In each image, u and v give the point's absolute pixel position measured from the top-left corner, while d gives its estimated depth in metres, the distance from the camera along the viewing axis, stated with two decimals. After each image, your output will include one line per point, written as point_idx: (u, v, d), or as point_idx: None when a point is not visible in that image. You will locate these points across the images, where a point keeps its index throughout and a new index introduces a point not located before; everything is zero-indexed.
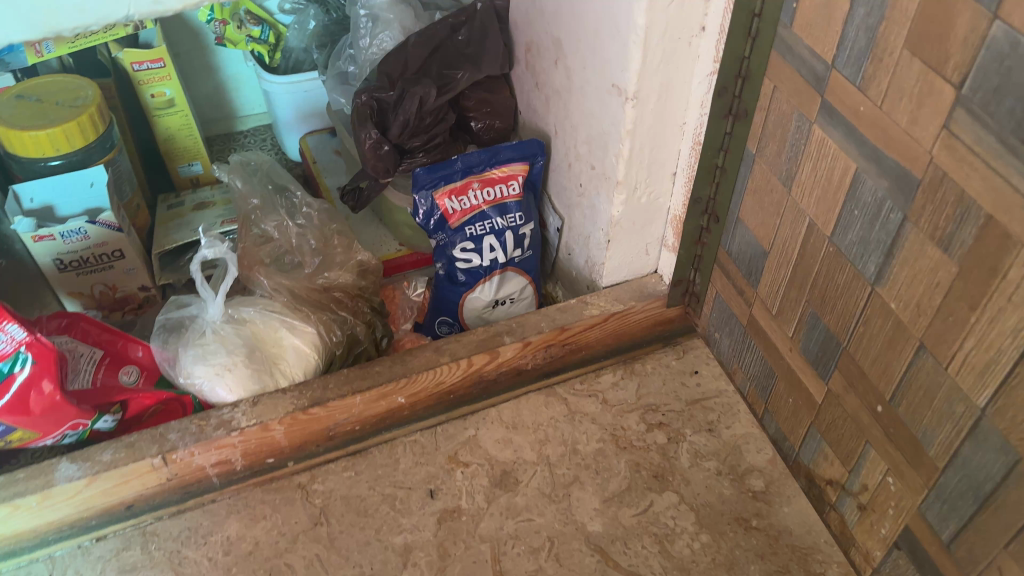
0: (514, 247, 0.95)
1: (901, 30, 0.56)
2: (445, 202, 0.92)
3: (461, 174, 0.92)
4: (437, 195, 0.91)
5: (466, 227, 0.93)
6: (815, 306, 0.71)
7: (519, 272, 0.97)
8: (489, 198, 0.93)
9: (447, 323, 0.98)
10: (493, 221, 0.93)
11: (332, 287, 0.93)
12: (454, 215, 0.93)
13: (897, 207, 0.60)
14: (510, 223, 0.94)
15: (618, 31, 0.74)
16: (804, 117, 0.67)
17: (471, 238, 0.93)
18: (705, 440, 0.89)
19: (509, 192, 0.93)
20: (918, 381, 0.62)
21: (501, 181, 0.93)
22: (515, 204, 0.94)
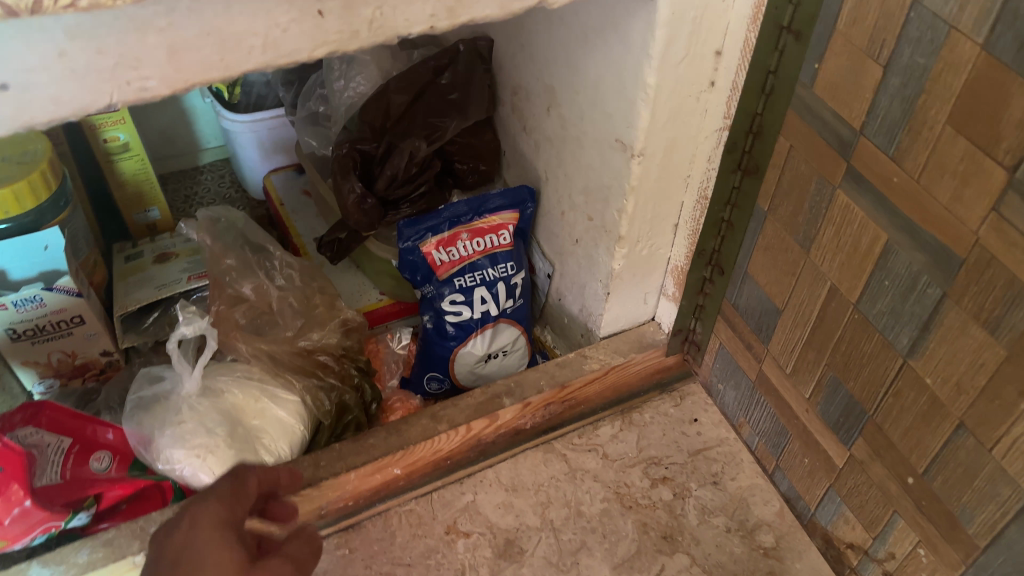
0: (506, 298, 0.90)
1: (944, 106, 0.53)
2: (432, 253, 0.87)
3: (448, 224, 0.87)
4: (425, 247, 0.87)
5: (456, 279, 0.88)
6: (837, 371, 0.69)
7: (511, 323, 0.92)
8: (479, 248, 0.88)
9: (438, 381, 0.92)
10: (484, 271, 0.89)
11: (315, 347, 0.88)
12: (442, 267, 0.88)
13: (936, 283, 0.57)
14: (502, 273, 0.89)
15: (623, 87, 0.69)
16: (825, 180, 0.65)
17: (461, 290, 0.89)
18: (711, 494, 0.87)
19: (499, 242, 0.89)
20: (957, 459, 0.60)
21: (491, 231, 0.88)
22: (506, 253, 0.89)
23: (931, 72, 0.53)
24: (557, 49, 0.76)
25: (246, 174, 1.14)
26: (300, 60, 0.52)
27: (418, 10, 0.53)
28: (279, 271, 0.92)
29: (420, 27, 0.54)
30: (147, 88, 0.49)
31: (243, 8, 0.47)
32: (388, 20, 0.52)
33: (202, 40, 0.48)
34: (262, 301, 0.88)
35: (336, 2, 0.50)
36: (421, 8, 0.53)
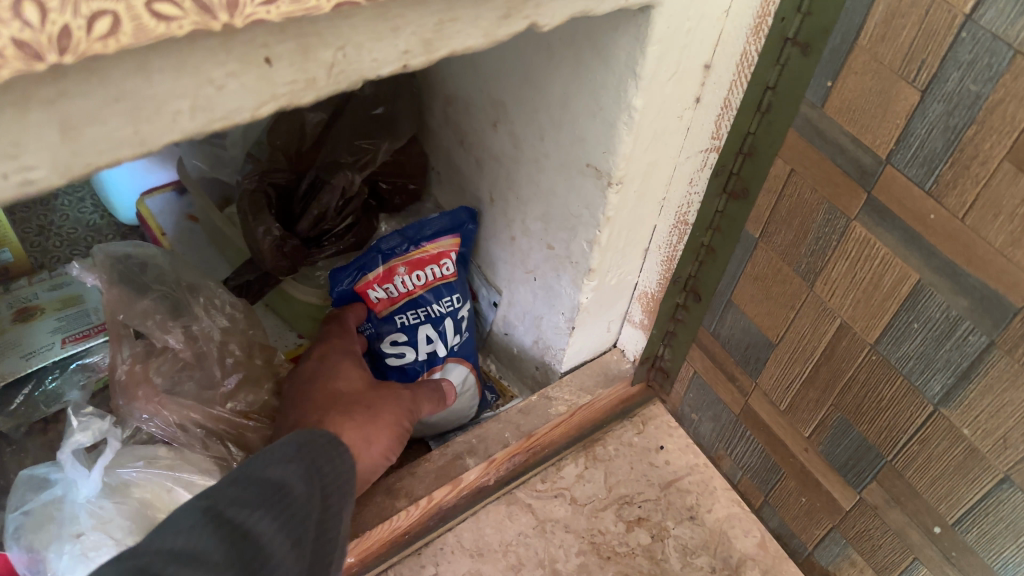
0: (455, 334, 0.81)
1: (1003, 140, 0.46)
2: (367, 292, 0.77)
3: (380, 259, 0.76)
4: (358, 286, 0.76)
5: (397, 316, 0.79)
6: (846, 412, 0.64)
7: (459, 360, 0.82)
8: (421, 282, 0.78)
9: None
10: (428, 307, 0.79)
11: (248, 412, 0.77)
12: (380, 303, 0.78)
13: (981, 330, 0.51)
14: (448, 308, 0.80)
15: (599, 108, 0.59)
16: (837, 211, 0.58)
17: (403, 328, 0.79)
18: (690, 531, 0.80)
19: (442, 272, 0.79)
20: (999, 513, 0.54)
21: (432, 262, 0.78)
22: (449, 285, 0.79)
23: (987, 101, 0.46)
24: (511, 60, 0.65)
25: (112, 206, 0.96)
26: (242, 121, 0.39)
27: (390, 46, 0.41)
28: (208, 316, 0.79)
29: (390, 66, 0.42)
30: (32, 179, 0.34)
31: (165, 64, 0.34)
32: (352, 62, 0.40)
33: (107, 109, 0.34)
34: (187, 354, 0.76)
35: (288, 44, 0.37)
36: (392, 44, 0.41)
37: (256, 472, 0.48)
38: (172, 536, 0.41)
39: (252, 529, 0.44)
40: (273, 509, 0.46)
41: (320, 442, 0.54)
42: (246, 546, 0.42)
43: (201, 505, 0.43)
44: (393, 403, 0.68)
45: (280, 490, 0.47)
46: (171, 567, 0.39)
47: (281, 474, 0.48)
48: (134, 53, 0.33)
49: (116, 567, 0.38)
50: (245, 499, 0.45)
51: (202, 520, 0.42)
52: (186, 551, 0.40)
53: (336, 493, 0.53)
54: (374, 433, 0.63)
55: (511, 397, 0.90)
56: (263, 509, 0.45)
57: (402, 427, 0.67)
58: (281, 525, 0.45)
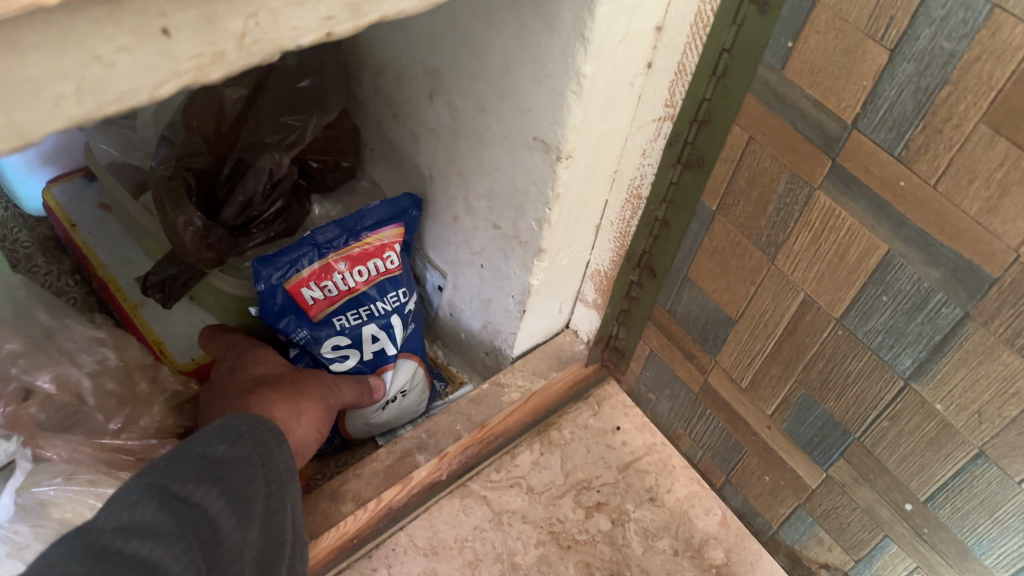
0: (403, 329, 0.78)
1: (979, 101, 0.43)
2: (302, 292, 0.71)
3: (317, 256, 0.70)
4: (292, 285, 0.70)
5: (336, 316, 0.74)
6: (810, 389, 0.61)
7: (408, 355, 0.79)
8: (363, 278, 0.73)
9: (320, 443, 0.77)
10: (372, 305, 0.75)
11: (149, 435, 0.70)
12: (315, 305, 0.72)
13: (955, 302, 0.49)
14: (393, 304, 0.76)
15: (545, 75, 0.55)
16: (800, 179, 0.54)
17: (342, 328, 0.75)
18: (651, 513, 0.78)
19: (386, 267, 0.74)
20: (973, 489, 0.53)
21: (375, 257, 0.73)
22: (392, 281, 0.75)
23: (962, 60, 0.43)
24: (447, 26, 0.60)
25: (15, 198, 0.87)
26: (138, 104, 0.34)
27: (311, 12, 0.36)
28: (87, 352, 0.72)
29: (312, 35, 0.37)
30: None
31: (36, 39, 0.28)
32: (266, 30, 0.35)
33: None
34: (67, 393, 0.68)
35: (189, 12, 0.32)
36: (313, 9, 0.36)
37: (197, 451, 0.45)
38: (119, 512, 0.38)
39: (203, 503, 0.41)
40: (216, 483, 0.43)
41: (258, 427, 0.51)
42: (200, 526, 0.40)
43: (142, 480, 0.40)
44: (315, 377, 0.69)
45: (221, 466, 0.45)
46: (119, 541, 0.36)
47: (221, 453, 0.46)
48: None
49: (66, 547, 0.35)
50: (185, 473, 0.42)
51: (145, 494, 0.39)
52: (134, 526, 0.37)
53: (281, 470, 0.51)
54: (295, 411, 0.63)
55: (460, 386, 0.88)
56: (208, 482, 0.42)
57: (329, 399, 0.68)
58: (227, 500, 0.43)
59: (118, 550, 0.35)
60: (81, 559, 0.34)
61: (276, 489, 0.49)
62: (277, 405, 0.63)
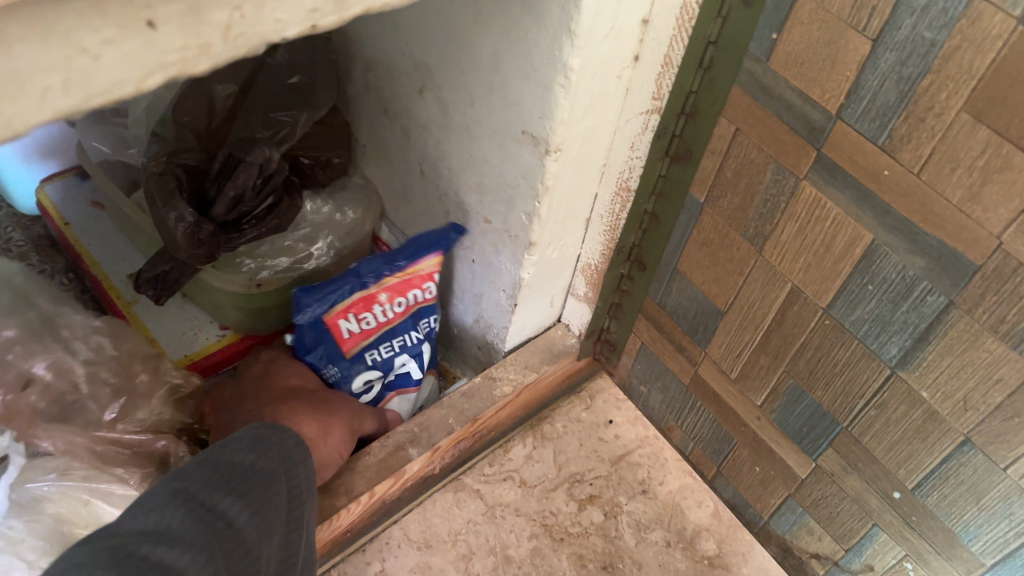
0: (429, 355, 0.80)
1: (960, 89, 0.44)
2: (339, 321, 0.71)
3: (359, 288, 0.70)
4: (331, 314, 0.70)
5: (370, 348, 0.75)
6: (799, 378, 0.61)
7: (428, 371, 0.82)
8: (400, 308, 0.74)
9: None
10: (406, 334, 0.76)
11: (146, 429, 0.70)
12: (349, 335, 0.73)
13: (939, 290, 0.49)
14: (423, 330, 0.78)
15: (533, 68, 0.55)
16: (785, 169, 0.55)
17: (376, 359, 0.76)
18: (643, 506, 0.78)
19: (424, 296, 0.75)
20: (959, 476, 0.53)
21: (415, 290, 0.74)
22: (427, 309, 0.77)
23: (942, 49, 0.44)
24: (435, 22, 0.60)
25: (9, 195, 0.87)
26: (126, 96, 0.34)
27: (295, 5, 0.36)
28: (83, 339, 0.72)
29: (297, 28, 0.37)
30: None
31: (21, 30, 0.29)
32: (252, 23, 0.35)
33: None
34: (64, 381, 0.68)
35: (174, 4, 0.32)
36: (298, 2, 0.36)
37: (223, 458, 0.44)
38: (141, 517, 0.37)
39: (225, 511, 0.40)
40: (240, 495, 0.42)
41: (284, 442, 0.50)
42: (222, 530, 0.39)
43: (167, 488, 0.40)
44: (344, 402, 0.69)
45: (245, 475, 0.44)
46: (145, 547, 0.35)
47: (244, 460, 0.45)
48: None
49: (86, 551, 0.35)
50: (206, 480, 0.42)
51: (171, 503, 0.39)
52: (156, 531, 0.36)
53: (304, 485, 0.50)
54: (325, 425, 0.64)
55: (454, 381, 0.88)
56: (229, 492, 0.42)
57: (355, 422, 0.68)
58: (249, 511, 0.42)
59: (143, 556, 0.35)
60: (104, 563, 0.33)
61: (298, 506, 0.48)
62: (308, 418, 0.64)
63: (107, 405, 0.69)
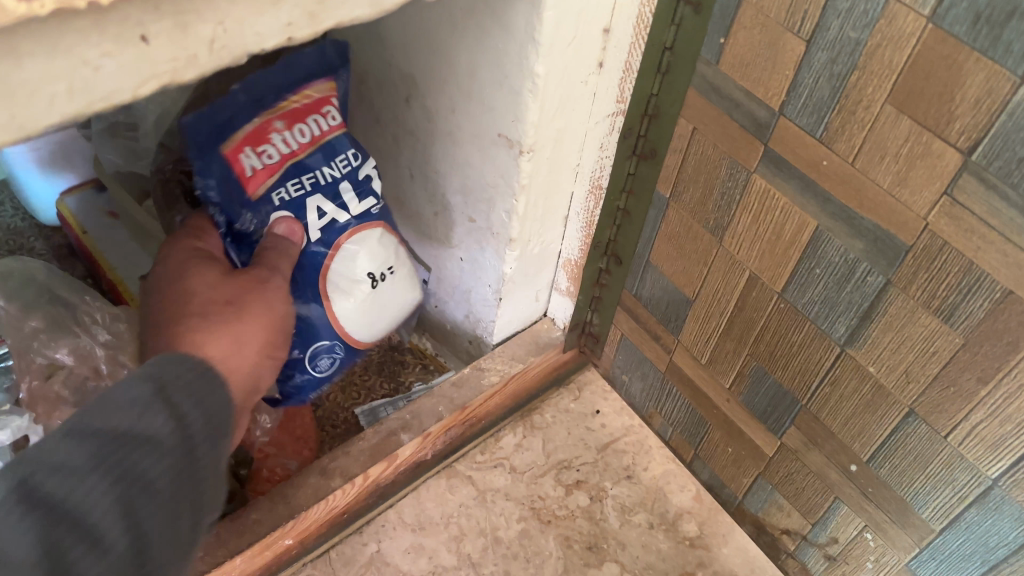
0: (360, 198, 0.75)
1: (883, 83, 0.48)
2: (239, 157, 0.69)
3: (252, 116, 0.69)
4: (229, 148, 0.68)
5: (277, 188, 0.71)
6: (761, 360, 0.65)
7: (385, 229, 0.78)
8: (304, 138, 0.72)
9: (343, 364, 0.81)
10: (319, 172, 0.73)
11: None
12: (255, 178, 0.70)
13: (877, 271, 0.53)
14: (343, 167, 0.74)
15: (505, 76, 0.59)
16: (737, 164, 0.59)
17: (286, 197, 0.71)
18: (627, 490, 0.82)
19: (327, 124, 0.72)
20: (907, 446, 0.57)
21: (312, 117, 0.72)
22: (342, 138, 0.73)
23: (866, 47, 0.48)
24: (414, 33, 0.64)
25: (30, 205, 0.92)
26: (124, 101, 0.39)
27: (272, 20, 0.41)
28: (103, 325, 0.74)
29: (275, 39, 0.42)
30: None
31: (35, 45, 0.34)
32: (234, 36, 0.40)
33: None
34: (85, 367, 0.71)
35: (164, 21, 0.37)
36: (275, 17, 0.41)
37: (99, 420, 0.42)
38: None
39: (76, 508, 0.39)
40: (107, 474, 0.41)
41: (186, 374, 0.48)
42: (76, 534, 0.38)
43: (17, 475, 0.39)
44: (258, 288, 0.64)
45: (119, 438, 0.42)
46: None
47: (123, 422, 0.42)
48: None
49: None
50: (72, 461, 0.40)
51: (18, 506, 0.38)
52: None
53: (210, 418, 0.48)
54: (237, 330, 0.60)
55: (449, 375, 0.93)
56: (95, 473, 0.40)
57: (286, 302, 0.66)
58: (114, 493, 0.40)
59: None
60: None
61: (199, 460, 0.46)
62: (215, 332, 0.58)
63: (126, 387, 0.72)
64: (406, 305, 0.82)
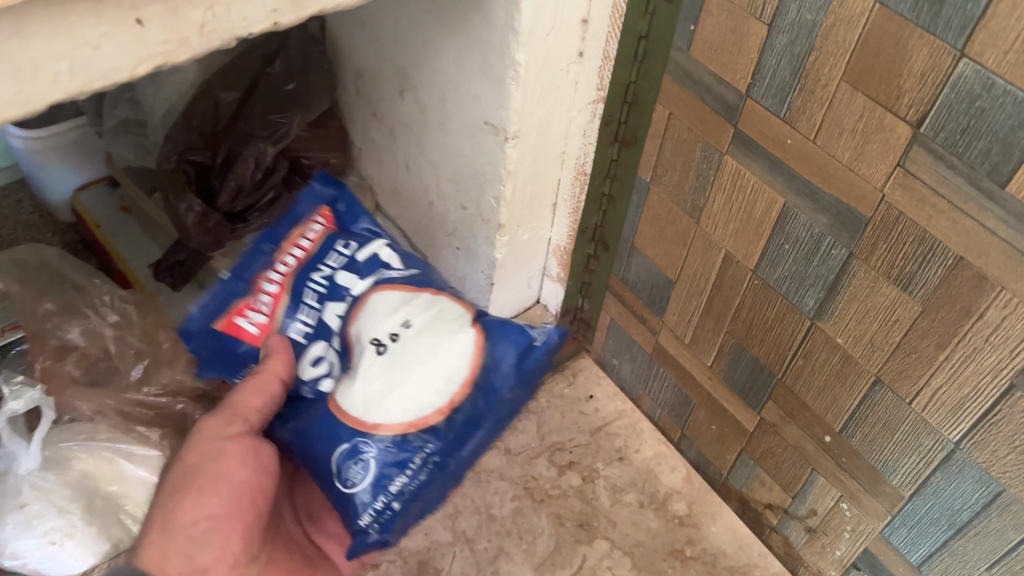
0: (371, 273, 0.65)
1: (838, 62, 0.50)
2: (240, 323, 0.64)
3: (239, 282, 0.65)
4: (225, 321, 0.65)
5: (290, 326, 0.64)
6: (739, 337, 0.68)
7: (393, 287, 0.64)
8: (294, 263, 0.65)
9: (399, 466, 0.59)
10: (316, 280, 0.65)
11: (166, 392, 0.75)
12: (265, 332, 0.64)
13: (840, 243, 0.56)
14: (341, 260, 0.65)
15: (489, 64, 0.62)
16: (711, 146, 0.62)
17: (302, 328, 0.64)
18: (619, 471, 0.84)
19: (313, 235, 0.66)
20: (876, 414, 0.59)
21: (294, 245, 0.66)
22: (329, 241, 0.66)
23: (821, 28, 0.50)
24: (406, 27, 0.67)
25: (48, 200, 0.97)
26: (121, 81, 0.43)
27: (258, 7, 0.45)
28: (110, 305, 0.78)
29: (261, 24, 0.46)
30: None
31: (38, 26, 0.37)
32: (223, 21, 0.44)
33: None
34: (94, 347, 0.75)
35: (157, 6, 0.41)
36: (260, 4, 0.45)
37: None
38: None
39: None
40: None
41: None
42: None
43: None
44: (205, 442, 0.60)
45: None
46: None
47: None
48: (9, 18, 0.36)
49: None
50: None
51: None
52: None
53: None
54: (161, 538, 0.56)
55: None
56: None
57: (247, 443, 0.59)
58: None
59: None
60: None
61: None
62: (149, 538, 0.56)
63: (132, 366, 0.76)
64: (449, 369, 0.60)
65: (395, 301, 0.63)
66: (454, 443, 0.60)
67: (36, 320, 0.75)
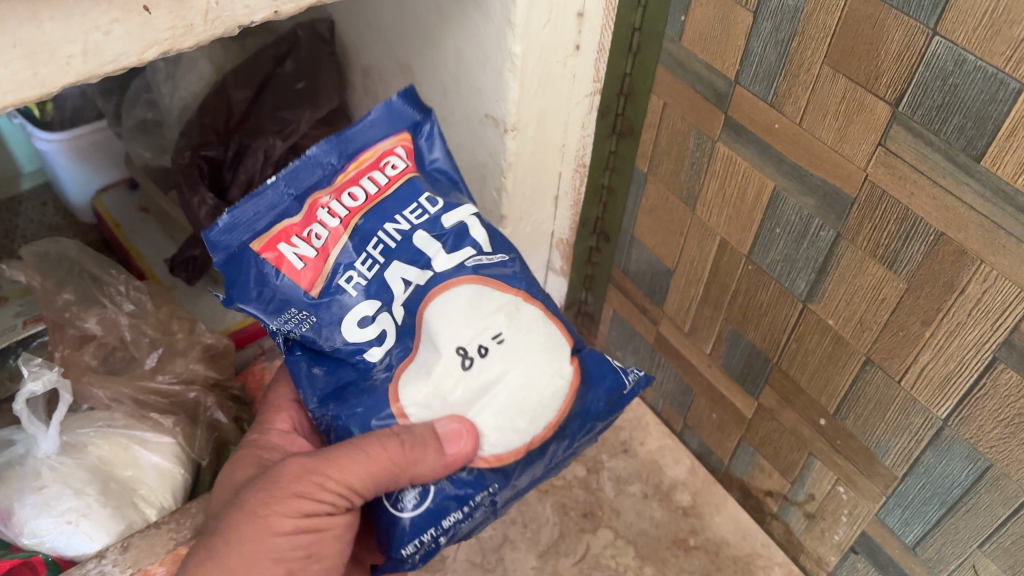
0: (451, 243, 0.54)
1: (820, 46, 0.52)
2: (278, 250, 0.52)
3: (291, 198, 0.54)
4: (264, 243, 0.52)
5: (339, 276, 0.52)
6: (736, 323, 0.69)
7: (474, 280, 0.53)
8: (361, 199, 0.54)
9: (459, 501, 0.50)
10: (384, 233, 0.53)
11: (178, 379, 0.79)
12: (307, 273, 0.52)
13: (828, 225, 0.57)
14: (420, 218, 0.54)
15: (488, 58, 0.63)
16: (704, 134, 0.64)
17: (356, 283, 0.52)
18: (623, 463, 0.85)
19: (389, 174, 0.55)
20: (868, 395, 0.60)
21: (367, 175, 0.55)
22: (411, 187, 0.55)
23: (803, 13, 0.52)
24: (410, 24, 0.70)
25: (71, 200, 1.00)
26: (130, 65, 0.45)
27: None
28: (126, 296, 0.81)
29: (262, 13, 0.49)
30: None
31: (53, 10, 0.40)
32: (226, 8, 0.47)
33: (7, 53, 0.40)
34: (112, 336, 0.78)
35: None
36: None
37: None
38: None
39: None
40: None
41: None
42: None
43: None
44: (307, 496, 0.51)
45: None
46: None
47: None
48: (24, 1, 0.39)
49: None
50: None
51: None
52: None
53: None
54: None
55: None
56: None
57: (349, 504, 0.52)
58: None
59: None
60: None
61: None
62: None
63: (146, 354, 0.79)
64: (535, 403, 0.51)
65: (483, 305, 0.52)
66: (519, 477, 0.52)
67: (56, 311, 0.78)
